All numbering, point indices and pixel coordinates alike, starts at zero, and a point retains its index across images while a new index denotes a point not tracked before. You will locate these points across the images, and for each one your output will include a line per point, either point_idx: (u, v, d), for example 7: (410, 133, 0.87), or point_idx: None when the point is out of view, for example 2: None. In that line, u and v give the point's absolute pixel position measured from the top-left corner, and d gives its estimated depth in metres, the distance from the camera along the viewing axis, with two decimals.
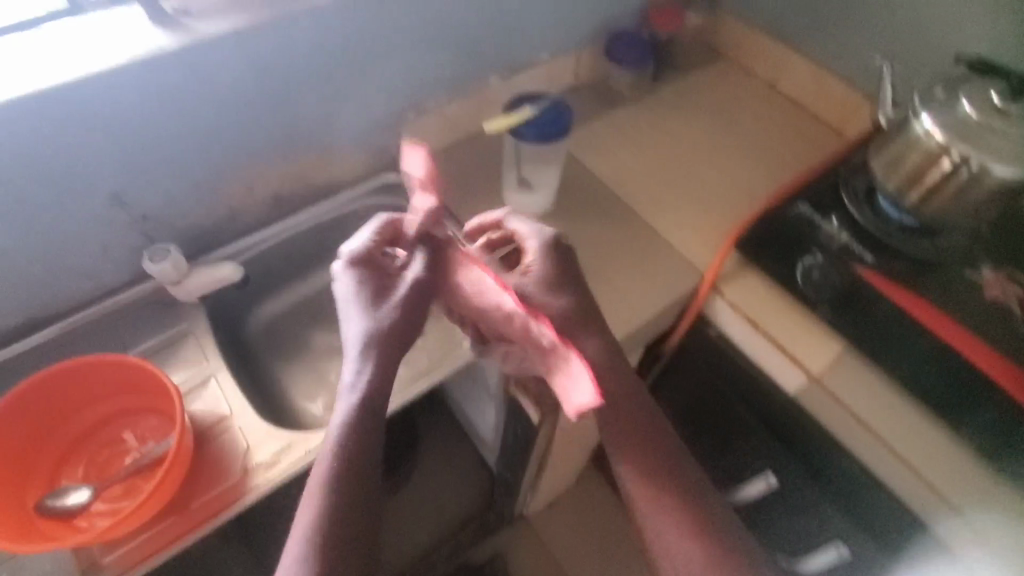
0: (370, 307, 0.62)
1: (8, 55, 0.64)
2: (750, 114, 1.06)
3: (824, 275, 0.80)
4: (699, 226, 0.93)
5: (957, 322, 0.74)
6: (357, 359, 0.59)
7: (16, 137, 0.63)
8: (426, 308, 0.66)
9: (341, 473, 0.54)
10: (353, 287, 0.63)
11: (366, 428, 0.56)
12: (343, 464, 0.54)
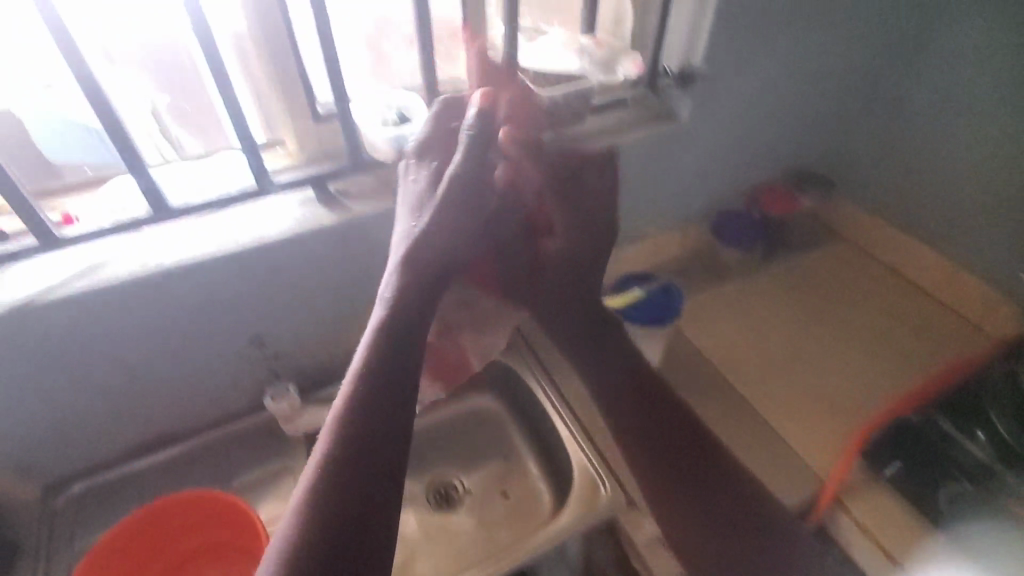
0: (416, 208, 0.58)
1: (199, 225, 0.73)
2: (875, 312, 1.04)
3: (984, 514, 0.69)
4: (820, 425, 0.86)
5: None
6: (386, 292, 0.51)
7: (189, 291, 0.71)
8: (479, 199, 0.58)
9: (356, 414, 0.42)
10: (409, 190, 0.60)
11: (398, 350, 0.47)
12: (359, 408, 0.42)
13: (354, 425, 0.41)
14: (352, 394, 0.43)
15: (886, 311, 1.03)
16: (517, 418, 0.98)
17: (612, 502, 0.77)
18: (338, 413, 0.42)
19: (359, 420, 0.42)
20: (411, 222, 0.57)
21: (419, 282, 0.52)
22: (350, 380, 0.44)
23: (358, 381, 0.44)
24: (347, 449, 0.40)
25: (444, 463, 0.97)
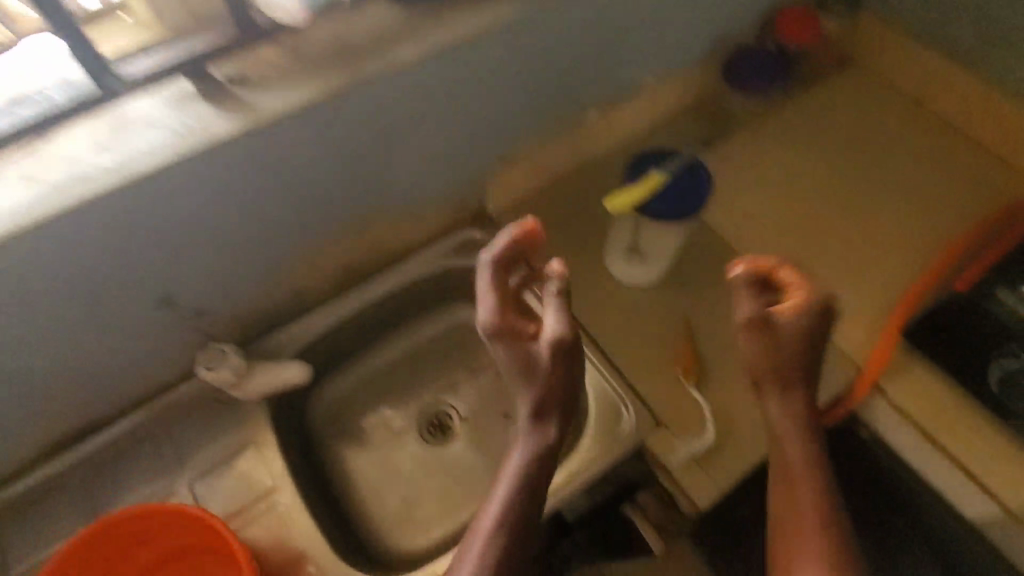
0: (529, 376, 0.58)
1: (34, 160, 0.51)
2: (918, 152, 0.87)
3: None
4: (846, 299, 0.76)
5: None
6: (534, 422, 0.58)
7: (60, 266, 0.52)
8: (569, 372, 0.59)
9: (543, 387, 0.58)
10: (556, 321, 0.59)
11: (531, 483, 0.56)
12: (533, 495, 0.56)
13: (521, 475, 0.56)
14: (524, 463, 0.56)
15: (928, 151, 0.87)
16: None
17: (637, 426, 0.68)
18: (532, 394, 0.58)
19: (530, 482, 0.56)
20: (499, 303, 0.61)
21: (542, 459, 0.57)
22: (515, 469, 0.56)
23: (528, 458, 0.57)
24: (534, 473, 0.56)
25: (430, 386, 0.86)
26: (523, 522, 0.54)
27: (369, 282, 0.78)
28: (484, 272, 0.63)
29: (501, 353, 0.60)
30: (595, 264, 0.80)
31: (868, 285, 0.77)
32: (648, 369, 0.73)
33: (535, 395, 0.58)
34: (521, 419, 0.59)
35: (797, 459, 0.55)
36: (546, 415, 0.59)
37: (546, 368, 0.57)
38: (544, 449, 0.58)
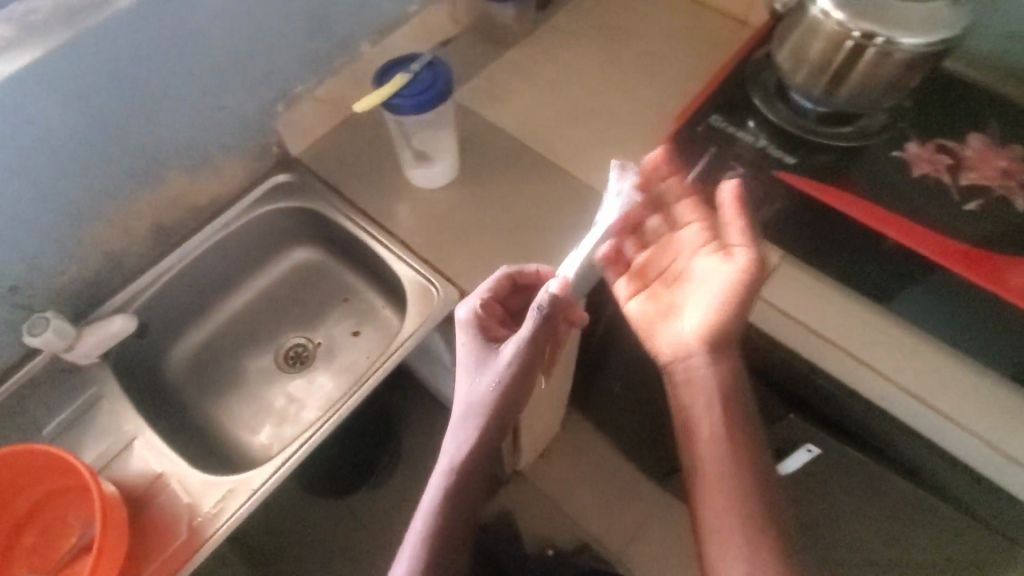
0: (466, 441, 0.58)
1: None
2: (657, 30, 1.00)
3: (753, 199, 0.77)
4: (612, 160, 0.88)
5: (880, 203, 0.72)
6: (461, 417, 0.59)
7: None
8: (525, 381, 0.59)
9: (500, 414, 0.58)
10: (513, 350, 0.58)
11: (441, 528, 0.56)
12: (461, 482, 0.57)
13: (462, 468, 0.57)
14: (462, 455, 0.58)
15: (664, 28, 1.01)
16: (341, 261, 0.94)
17: (444, 298, 0.79)
18: (492, 395, 0.58)
19: (472, 477, 0.58)
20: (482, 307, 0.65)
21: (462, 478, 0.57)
22: (461, 449, 0.58)
23: (479, 437, 0.58)
24: (464, 468, 0.57)
25: (284, 328, 0.93)
26: (448, 518, 0.57)
27: (192, 241, 0.85)
28: (495, 285, 0.67)
29: (463, 353, 0.62)
30: (396, 177, 0.88)
31: (629, 143, 0.89)
32: (450, 254, 0.82)
33: (470, 393, 0.59)
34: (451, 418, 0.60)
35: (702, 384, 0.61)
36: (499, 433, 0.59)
37: (497, 371, 0.59)
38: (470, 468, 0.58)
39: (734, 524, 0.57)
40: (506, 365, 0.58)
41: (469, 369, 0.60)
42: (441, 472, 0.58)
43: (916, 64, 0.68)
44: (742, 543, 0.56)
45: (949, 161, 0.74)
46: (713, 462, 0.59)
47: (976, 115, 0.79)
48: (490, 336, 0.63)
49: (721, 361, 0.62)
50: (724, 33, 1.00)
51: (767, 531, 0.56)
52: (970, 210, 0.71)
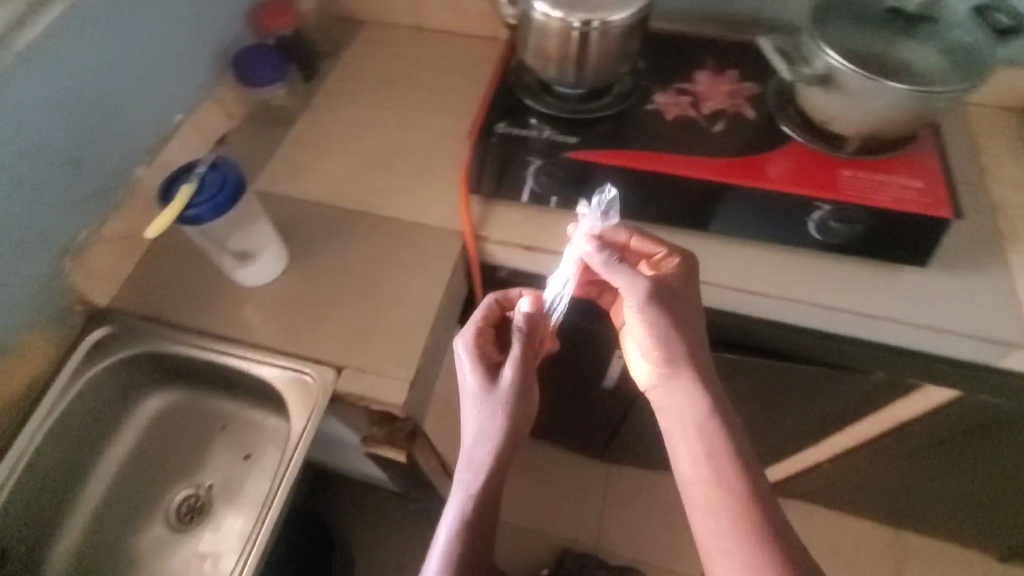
0: (485, 458, 0.65)
1: None
2: (425, 73, 1.08)
3: (559, 182, 0.85)
4: (430, 192, 0.92)
5: (657, 150, 0.83)
6: (478, 439, 0.66)
7: None
8: (529, 391, 0.70)
9: (513, 433, 0.67)
10: (514, 365, 0.69)
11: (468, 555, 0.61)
12: (484, 502, 0.64)
13: (485, 484, 0.64)
14: (484, 473, 0.65)
15: (431, 69, 1.09)
16: (203, 391, 0.88)
17: (321, 382, 0.78)
18: (501, 415, 0.67)
19: (496, 489, 0.65)
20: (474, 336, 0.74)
21: (486, 498, 0.64)
22: (483, 469, 0.65)
23: (495, 456, 0.65)
24: (487, 488, 0.64)
25: (166, 484, 0.85)
26: (474, 537, 0.62)
27: (16, 441, 0.75)
28: (485, 310, 0.76)
29: (467, 381, 0.71)
30: (226, 285, 0.85)
31: (436, 175, 0.94)
32: (310, 337, 0.81)
33: (480, 414, 0.68)
34: (467, 442, 0.67)
35: (688, 402, 0.66)
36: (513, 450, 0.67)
37: (506, 386, 0.69)
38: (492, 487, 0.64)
39: (716, 526, 0.61)
40: (513, 380, 0.69)
41: (477, 395, 0.69)
42: (464, 494, 0.64)
43: (632, 33, 0.82)
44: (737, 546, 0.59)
45: (689, 98, 0.89)
46: (693, 479, 0.63)
47: (694, 57, 0.95)
48: (490, 357, 0.73)
49: (691, 382, 0.67)
50: (483, 57, 1.10)
51: (747, 535, 0.60)
52: (718, 130, 0.85)
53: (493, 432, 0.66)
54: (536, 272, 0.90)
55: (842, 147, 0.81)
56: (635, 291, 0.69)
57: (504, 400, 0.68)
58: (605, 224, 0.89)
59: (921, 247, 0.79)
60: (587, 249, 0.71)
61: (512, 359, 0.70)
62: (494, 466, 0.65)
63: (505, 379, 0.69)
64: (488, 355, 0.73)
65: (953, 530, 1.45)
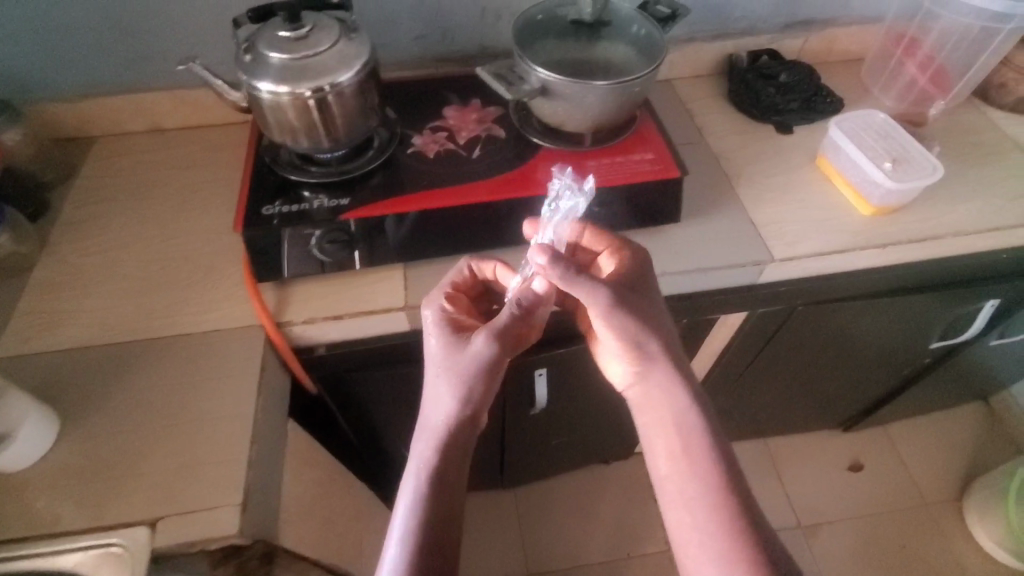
0: (446, 431, 0.72)
1: None
2: (181, 176, 1.02)
3: (343, 244, 0.84)
4: (215, 293, 0.86)
5: (428, 187, 0.86)
6: (447, 414, 0.73)
7: None
8: (501, 355, 0.75)
9: (473, 404, 0.73)
10: (488, 330, 0.75)
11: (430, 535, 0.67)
12: (448, 469, 0.70)
13: (444, 451, 0.71)
14: (442, 441, 0.72)
15: (187, 170, 1.03)
16: None
17: (134, 544, 0.67)
18: (459, 390, 0.73)
19: (458, 455, 0.72)
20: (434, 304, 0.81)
21: (444, 483, 0.70)
22: (440, 439, 0.72)
23: (455, 427, 0.72)
24: (447, 454, 0.71)
25: None
26: (439, 500, 0.68)
27: None
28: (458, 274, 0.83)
29: (435, 350, 0.77)
30: None
31: (217, 276, 0.88)
32: (109, 498, 0.70)
33: (448, 380, 0.74)
34: (433, 418, 0.74)
35: (674, 395, 0.74)
36: (472, 423, 0.74)
37: (473, 348, 0.74)
38: (452, 471, 0.71)
39: (698, 519, 0.68)
40: (485, 343, 0.74)
41: (448, 363, 0.75)
42: (427, 465, 0.70)
43: (365, 84, 0.83)
44: (713, 533, 0.67)
45: (444, 132, 0.94)
46: (674, 475, 0.71)
47: (440, 97, 1.01)
48: (461, 322, 0.80)
49: (666, 376, 0.75)
50: (239, 143, 1.06)
51: (728, 532, 0.67)
52: (477, 155, 0.91)
53: (458, 402, 0.73)
54: (354, 337, 0.88)
55: (581, 143, 0.91)
56: (597, 296, 0.74)
57: (467, 362, 0.74)
58: (405, 270, 0.89)
59: (669, 205, 0.91)
60: (540, 262, 0.72)
61: (490, 325, 0.76)
62: (454, 435, 0.72)
63: (478, 341, 0.74)
64: (461, 320, 0.80)
65: (805, 422, 1.68)
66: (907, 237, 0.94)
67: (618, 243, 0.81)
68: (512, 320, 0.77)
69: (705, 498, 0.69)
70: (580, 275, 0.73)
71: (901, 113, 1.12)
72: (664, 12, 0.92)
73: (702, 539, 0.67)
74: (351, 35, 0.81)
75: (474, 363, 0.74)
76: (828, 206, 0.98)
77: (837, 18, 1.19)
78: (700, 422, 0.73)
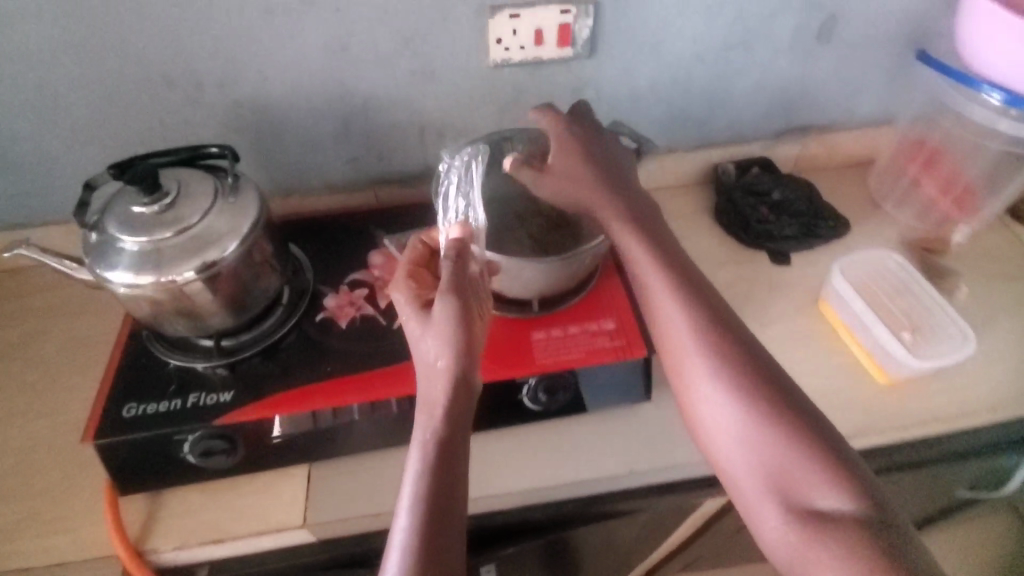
0: (440, 398, 0.58)
1: None
2: (53, 334, 0.84)
3: (226, 452, 0.67)
4: (68, 510, 0.69)
5: (333, 375, 0.70)
6: (430, 380, 0.59)
7: None
8: (467, 304, 0.61)
9: (463, 359, 0.59)
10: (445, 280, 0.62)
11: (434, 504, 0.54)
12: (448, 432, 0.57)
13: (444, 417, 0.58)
14: (440, 403, 0.58)
15: (62, 325, 0.86)
16: None
17: None
18: (444, 346, 0.59)
19: (457, 421, 0.58)
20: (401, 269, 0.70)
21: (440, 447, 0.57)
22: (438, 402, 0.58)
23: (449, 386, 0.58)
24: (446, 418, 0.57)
25: None
26: (442, 465, 0.55)
27: None
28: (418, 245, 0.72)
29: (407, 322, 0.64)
30: None
31: (75, 485, 0.71)
32: None
33: (426, 349, 0.60)
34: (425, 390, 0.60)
35: (633, 244, 0.65)
36: (467, 382, 0.59)
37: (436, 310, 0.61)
38: (449, 435, 0.57)
39: (695, 356, 0.58)
40: (443, 298, 0.61)
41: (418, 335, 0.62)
42: (428, 428, 0.58)
43: (256, 247, 0.69)
44: (716, 369, 0.57)
45: (362, 290, 0.78)
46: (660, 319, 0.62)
47: (367, 238, 0.85)
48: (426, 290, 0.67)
49: (624, 223, 0.66)
50: (123, 317, 0.84)
51: (726, 355, 0.57)
52: (399, 326, 0.74)
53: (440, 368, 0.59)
54: (241, 557, 0.71)
55: (527, 308, 0.75)
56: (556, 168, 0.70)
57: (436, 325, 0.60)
58: (310, 468, 0.73)
59: (638, 383, 0.74)
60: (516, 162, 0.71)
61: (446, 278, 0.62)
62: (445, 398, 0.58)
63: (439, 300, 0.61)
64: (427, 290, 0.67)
65: None
66: (930, 419, 0.76)
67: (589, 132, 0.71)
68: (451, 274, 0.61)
69: (691, 324, 0.59)
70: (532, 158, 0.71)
71: (920, 238, 0.94)
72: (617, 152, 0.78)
73: (699, 363, 0.58)
74: (232, 196, 0.67)
75: (439, 326, 0.60)
76: (834, 373, 0.80)
77: (840, 123, 1.02)
78: (658, 251, 0.64)
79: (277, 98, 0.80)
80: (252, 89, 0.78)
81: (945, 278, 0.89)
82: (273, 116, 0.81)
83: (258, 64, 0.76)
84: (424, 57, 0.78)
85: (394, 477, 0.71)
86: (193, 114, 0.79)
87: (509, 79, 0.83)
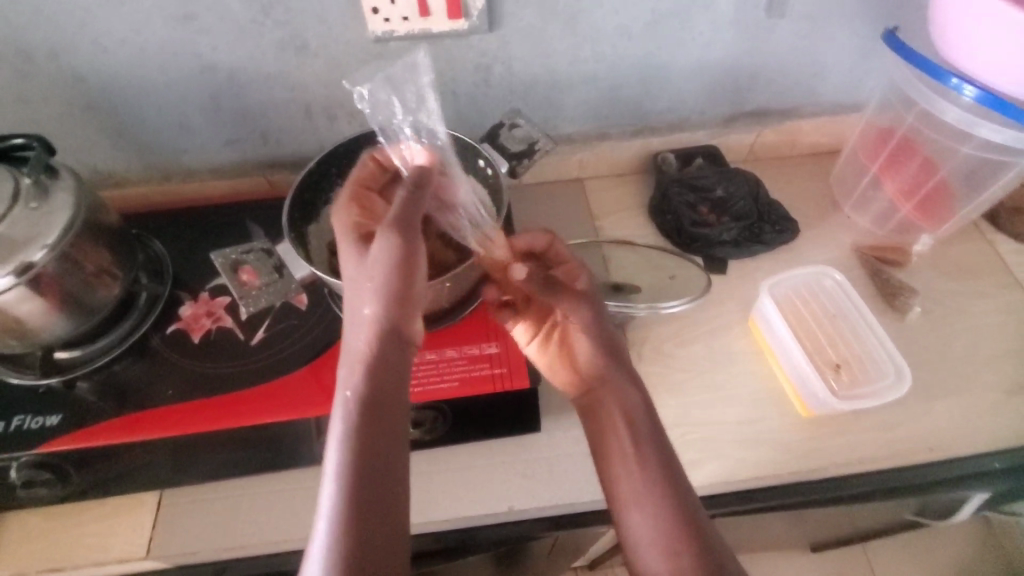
0: (369, 353, 0.49)
1: None
2: None
3: (54, 482, 0.62)
4: None
5: (181, 398, 0.64)
6: (358, 331, 0.50)
7: None
8: (415, 245, 0.51)
9: (400, 305, 0.50)
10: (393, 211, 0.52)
11: (365, 468, 0.44)
12: (380, 385, 0.48)
13: (376, 372, 0.48)
14: (369, 354, 0.49)
15: None
16: None
17: None
18: (379, 293, 0.50)
19: (393, 373, 0.49)
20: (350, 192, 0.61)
21: (368, 412, 0.47)
22: (367, 353, 0.49)
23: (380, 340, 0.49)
24: (380, 373, 0.49)
25: None
26: (372, 425, 0.46)
27: None
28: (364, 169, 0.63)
29: (344, 262, 0.54)
30: None
31: None
32: None
33: (364, 293, 0.51)
34: (352, 345, 0.50)
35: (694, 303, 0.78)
36: (404, 335, 0.51)
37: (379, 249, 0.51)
38: (379, 395, 0.48)
39: (639, 479, 0.51)
40: (386, 233, 0.51)
41: (353, 279, 0.52)
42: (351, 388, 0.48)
43: (88, 246, 0.62)
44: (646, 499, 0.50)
45: (225, 296, 0.72)
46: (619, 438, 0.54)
47: (241, 235, 0.77)
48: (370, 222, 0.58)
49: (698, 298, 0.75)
50: None
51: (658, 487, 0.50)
52: (257, 342, 0.68)
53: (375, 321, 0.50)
54: None
55: None
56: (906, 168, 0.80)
57: (377, 264, 0.51)
58: (161, 493, 0.66)
59: (518, 414, 0.66)
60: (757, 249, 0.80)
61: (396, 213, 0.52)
62: (379, 355, 0.49)
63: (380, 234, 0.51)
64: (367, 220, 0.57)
65: None
66: (859, 461, 0.67)
67: (807, 296, 0.74)
68: (403, 207, 0.52)
69: (640, 444, 0.53)
70: (808, 342, 0.71)
71: (877, 247, 0.83)
72: (487, 174, 0.69)
73: (641, 491, 0.50)
74: (37, 201, 0.58)
75: (381, 266, 0.50)
76: (757, 403, 0.70)
77: (802, 107, 0.89)
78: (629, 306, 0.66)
79: (125, 71, 0.69)
80: (92, 59, 0.68)
81: (896, 294, 0.78)
82: (126, 91, 0.71)
83: (92, 34, 0.65)
84: (290, 26, 0.67)
85: (250, 507, 0.65)
86: (29, 89, 0.69)
87: (399, 54, 0.71)
